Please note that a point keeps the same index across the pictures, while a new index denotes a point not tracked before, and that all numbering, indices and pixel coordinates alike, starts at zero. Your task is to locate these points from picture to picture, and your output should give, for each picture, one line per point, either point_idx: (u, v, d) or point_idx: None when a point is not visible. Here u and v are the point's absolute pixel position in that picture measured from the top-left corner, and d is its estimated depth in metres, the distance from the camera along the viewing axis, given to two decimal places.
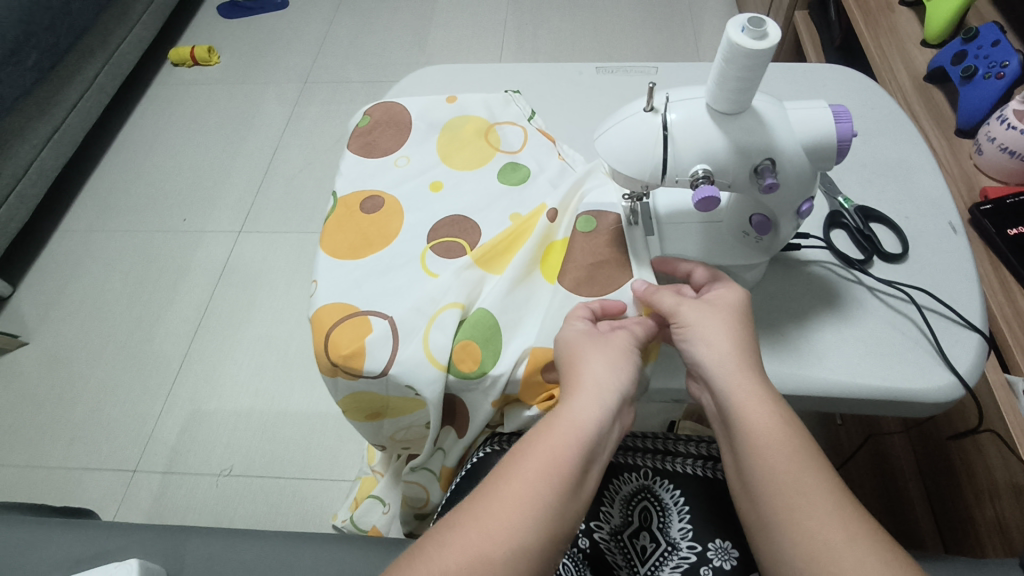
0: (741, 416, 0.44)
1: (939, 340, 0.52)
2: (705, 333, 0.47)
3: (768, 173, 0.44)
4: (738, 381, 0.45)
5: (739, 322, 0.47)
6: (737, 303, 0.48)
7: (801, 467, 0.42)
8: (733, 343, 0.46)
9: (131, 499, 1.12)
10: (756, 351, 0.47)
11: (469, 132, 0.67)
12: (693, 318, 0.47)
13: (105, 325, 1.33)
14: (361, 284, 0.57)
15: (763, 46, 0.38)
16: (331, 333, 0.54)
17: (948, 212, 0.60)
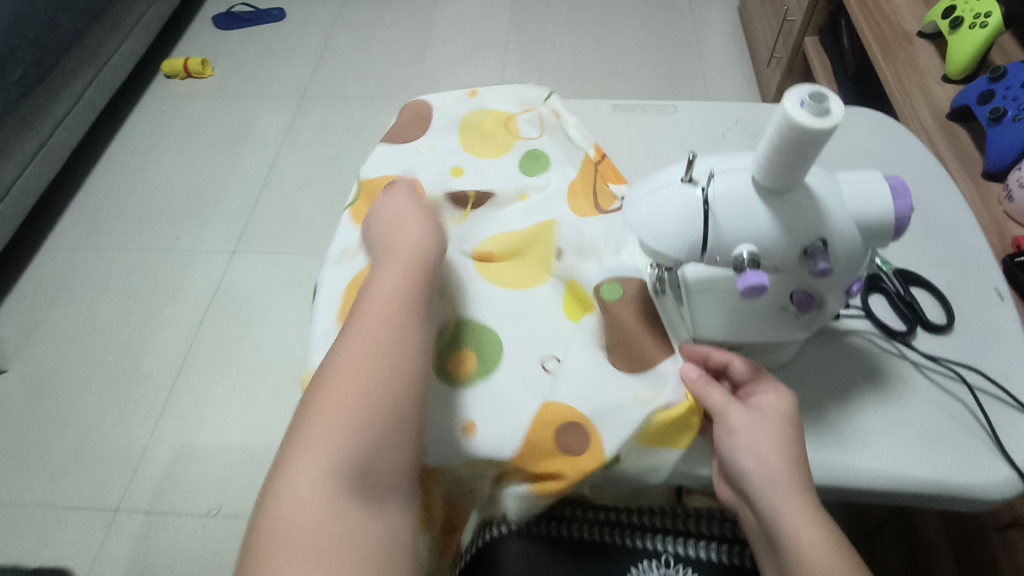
0: (794, 546, 0.39)
1: (994, 426, 0.49)
2: (754, 444, 0.42)
3: (820, 255, 0.40)
4: (790, 503, 0.40)
5: (791, 434, 0.43)
6: (788, 409, 0.44)
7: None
8: (784, 458, 0.42)
9: (112, 540, 1.06)
10: (807, 467, 0.43)
11: (490, 124, 0.66)
12: (740, 425, 0.44)
13: (87, 352, 1.27)
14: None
15: (825, 124, 0.34)
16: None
17: (992, 276, 0.57)
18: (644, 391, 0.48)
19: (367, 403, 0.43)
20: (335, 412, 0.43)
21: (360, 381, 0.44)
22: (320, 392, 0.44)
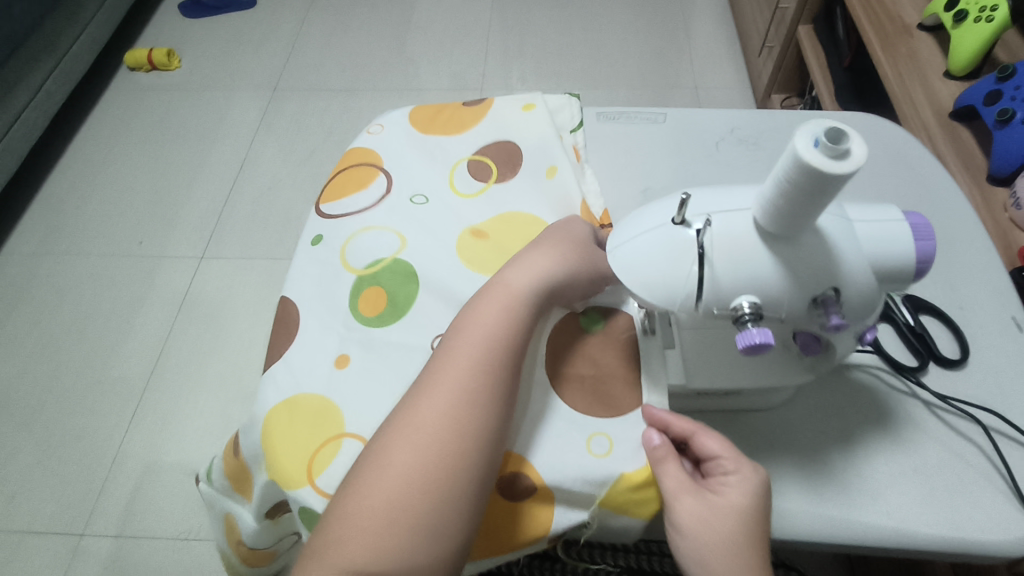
0: None
1: (1014, 476, 0.45)
2: (698, 541, 0.39)
3: (831, 307, 0.36)
4: None
5: (744, 529, 0.38)
6: (745, 499, 0.39)
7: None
8: (728, 560, 0.38)
9: (78, 566, 1.01)
10: (764, 561, 0.39)
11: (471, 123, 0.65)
12: (688, 518, 0.39)
13: (51, 364, 1.20)
14: (337, 385, 0.51)
15: (845, 169, 0.29)
16: (285, 441, 0.49)
17: (1009, 304, 0.52)
18: (599, 440, 0.44)
19: (428, 470, 0.39)
20: (403, 454, 0.39)
21: (432, 434, 0.40)
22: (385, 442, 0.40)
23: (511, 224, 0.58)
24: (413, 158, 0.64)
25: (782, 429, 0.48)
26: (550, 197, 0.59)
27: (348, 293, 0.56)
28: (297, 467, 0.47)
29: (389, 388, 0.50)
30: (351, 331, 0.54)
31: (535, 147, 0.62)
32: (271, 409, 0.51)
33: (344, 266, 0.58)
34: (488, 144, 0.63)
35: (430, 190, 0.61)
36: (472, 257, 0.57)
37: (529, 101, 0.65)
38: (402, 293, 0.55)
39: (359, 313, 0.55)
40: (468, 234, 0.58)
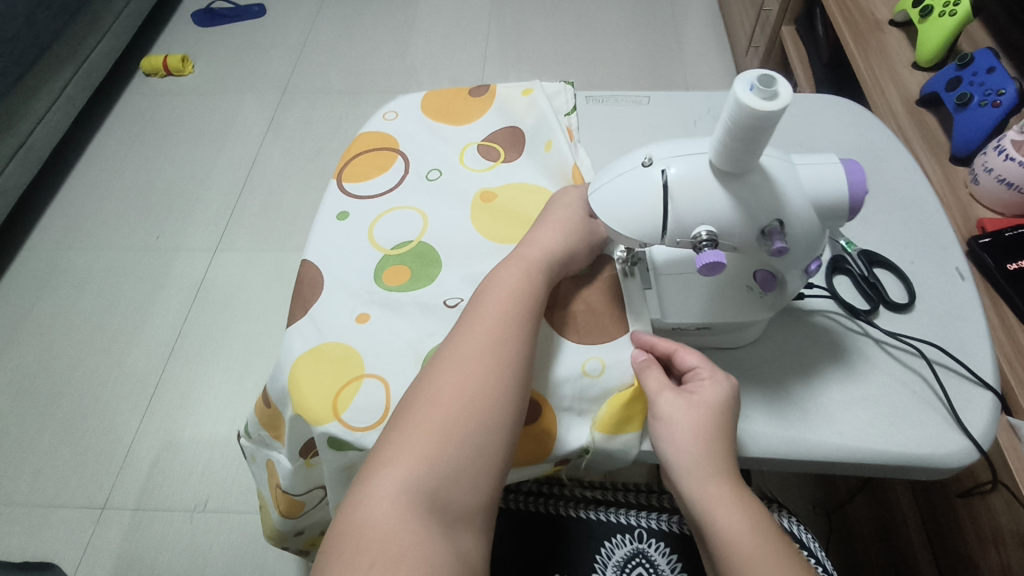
0: (705, 520, 0.42)
1: (952, 400, 0.50)
2: (673, 431, 0.45)
3: (776, 236, 0.42)
4: (700, 484, 0.43)
5: (715, 421, 0.45)
6: (716, 397, 0.46)
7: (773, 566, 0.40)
8: (697, 444, 0.44)
9: (99, 536, 1.06)
10: (729, 451, 0.45)
11: (477, 110, 0.71)
12: (665, 414, 0.46)
13: (73, 349, 1.26)
14: (359, 336, 0.55)
15: (774, 107, 0.35)
16: (312, 383, 0.52)
17: (954, 256, 0.58)
18: (592, 363, 0.51)
19: (469, 398, 0.45)
20: (448, 388, 0.45)
21: (474, 371, 0.46)
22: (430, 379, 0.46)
23: (517, 196, 0.64)
24: (426, 140, 0.70)
25: (747, 365, 0.53)
26: (549, 169, 0.65)
27: (376, 262, 0.60)
28: (324, 404, 0.51)
29: (405, 339, 0.54)
30: (372, 294, 0.58)
31: (534, 128, 0.68)
32: (297, 357, 0.54)
33: (370, 242, 0.62)
34: (494, 129, 0.70)
35: (444, 166, 0.68)
36: (484, 225, 0.62)
37: (529, 87, 0.71)
38: (421, 260, 0.60)
39: (384, 279, 0.59)
40: (479, 200, 0.65)
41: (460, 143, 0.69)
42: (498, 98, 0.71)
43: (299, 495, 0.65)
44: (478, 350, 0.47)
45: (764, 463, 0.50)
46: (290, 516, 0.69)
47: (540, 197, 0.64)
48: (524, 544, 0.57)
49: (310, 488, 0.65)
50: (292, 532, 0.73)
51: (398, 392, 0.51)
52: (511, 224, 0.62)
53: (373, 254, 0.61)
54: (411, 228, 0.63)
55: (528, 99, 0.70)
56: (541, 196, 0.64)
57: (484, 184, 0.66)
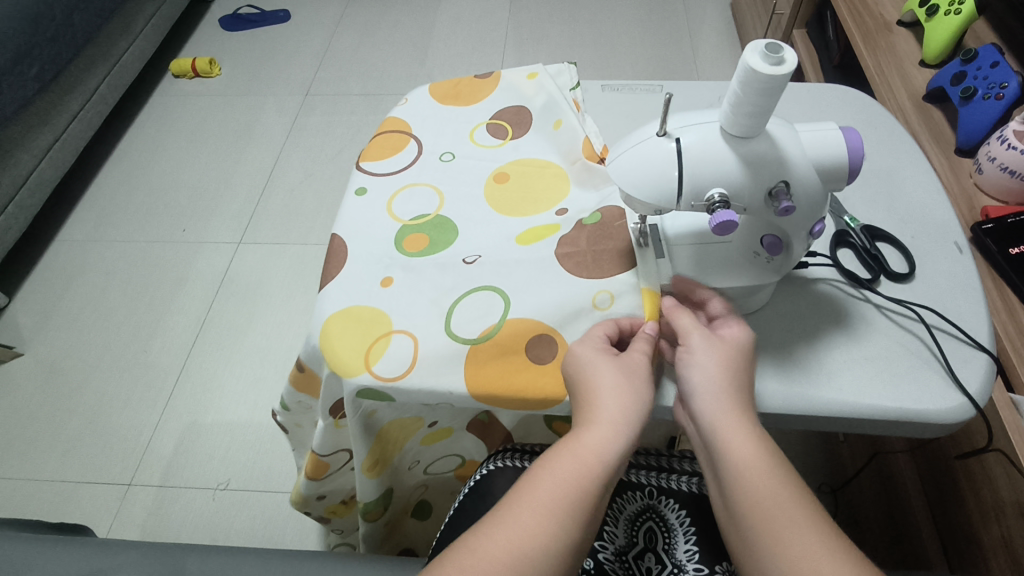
0: (724, 445, 0.45)
1: (948, 359, 0.53)
2: (701, 363, 0.48)
3: (783, 196, 0.45)
4: (723, 413, 0.46)
5: (738, 360, 0.49)
6: (743, 339, 0.50)
7: (786, 496, 0.43)
8: (725, 376, 0.48)
9: (125, 512, 1.09)
10: (749, 390, 0.48)
11: (487, 92, 0.75)
12: (695, 349, 0.49)
13: (102, 335, 1.30)
14: (385, 297, 0.58)
15: (781, 72, 0.39)
16: (343, 342, 0.55)
17: (953, 232, 0.61)
18: (603, 297, 0.56)
19: (551, 525, 0.42)
20: (531, 513, 0.43)
21: (560, 495, 0.43)
22: (513, 502, 0.44)
23: (527, 171, 0.68)
24: (438, 122, 0.73)
25: (754, 330, 0.56)
26: (560, 144, 0.69)
27: (395, 231, 0.64)
28: (356, 359, 0.54)
29: (428, 296, 0.58)
30: (394, 259, 0.61)
31: (543, 108, 0.72)
32: (327, 318, 0.58)
33: (390, 215, 0.65)
34: (501, 109, 0.73)
35: (457, 148, 0.71)
36: (496, 198, 0.66)
37: (534, 70, 0.75)
38: (439, 229, 0.64)
39: (404, 245, 0.63)
40: (492, 180, 0.67)
41: (469, 123, 0.73)
42: (503, 81, 0.75)
43: (324, 456, 0.67)
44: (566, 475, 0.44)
45: (770, 418, 0.53)
46: (314, 479, 0.72)
47: (549, 171, 0.68)
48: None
49: (336, 449, 0.67)
50: (314, 496, 0.76)
51: (427, 345, 0.55)
52: (523, 196, 0.66)
53: (392, 226, 0.64)
54: (428, 203, 0.66)
55: (535, 82, 0.74)
56: (550, 169, 0.68)
57: (496, 159, 0.69)
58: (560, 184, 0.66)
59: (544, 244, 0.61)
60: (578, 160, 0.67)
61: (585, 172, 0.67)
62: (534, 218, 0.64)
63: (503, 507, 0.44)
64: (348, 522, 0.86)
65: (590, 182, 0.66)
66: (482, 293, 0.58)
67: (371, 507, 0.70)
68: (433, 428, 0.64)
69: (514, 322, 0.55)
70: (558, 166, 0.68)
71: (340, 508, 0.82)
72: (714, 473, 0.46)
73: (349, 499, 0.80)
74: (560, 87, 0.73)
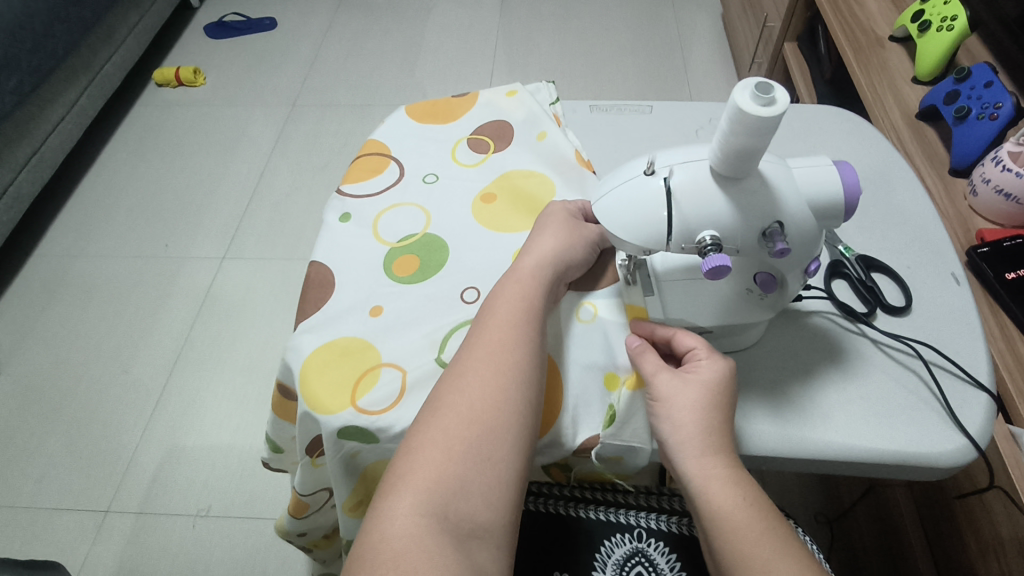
0: (701, 498, 0.44)
1: (947, 399, 0.51)
2: (671, 409, 0.47)
3: (777, 237, 0.44)
4: (696, 463, 0.45)
5: (713, 401, 0.46)
6: (716, 377, 0.47)
7: (771, 554, 0.41)
8: (695, 421, 0.46)
9: (103, 540, 1.06)
10: (727, 431, 0.46)
11: (464, 109, 0.74)
12: (664, 396, 0.47)
13: (81, 354, 1.27)
14: (370, 327, 0.56)
15: (772, 114, 0.37)
16: (325, 376, 0.53)
17: (949, 262, 0.59)
18: (586, 309, 0.57)
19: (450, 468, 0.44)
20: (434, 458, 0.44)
21: (457, 438, 0.44)
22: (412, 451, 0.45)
23: (514, 186, 0.66)
24: (418, 142, 0.71)
25: (747, 367, 0.54)
26: (546, 156, 0.68)
27: (383, 256, 0.62)
28: (339, 394, 0.52)
29: (416, 323, 0.56)
30: (380, 284, 0.59)
31: (525, 120, 0.71)
32: (310, 351, 0.55)
33: (376, 239, 0.63)
34: (482, 125, 0.72)
35: (440, 169, 0.68)
36: (485, 216, 0.64)
37: (512, 88, 0.74)
38: (429, 249, 0.62)
39: (394, 269, 0.61)
40: (479, 200, 0.65)
41: (451, 141, 0.71)
42: (482, 99, 0.74)
43: (305, 496, 0.65)
44: (464, 417, 0.45)
45: (764, 460, 0.51)
46: (296, 517, 0.69)
47: (534, 180, 0.66)
48: (522, 542, 0.57)
49: (316, 489, 0.65)
50: (297, 531, 0.73)
51: (415, 376, 0.53)
52: (513, 212, 0.64)
53: (379, 250, 0.62)
54: (414, 223, 0.64)
55: (515, 99, 0.73)
56: (536, 183, 0.66)
57: (481, 177, 0.67)
58: (547, 197, 0.65)
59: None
60: (573, 169, 0.66)
61: (577, 183, 0.66)
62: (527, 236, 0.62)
63: (405, 451, 0.45)
64: (334, 551, 0.83)
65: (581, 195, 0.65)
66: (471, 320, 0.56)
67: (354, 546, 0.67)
68: None
69: None
70: (545, 179, 0.66)
71: (326, 540, 0.79)
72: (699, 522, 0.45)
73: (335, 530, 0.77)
74: (540, 102, 0.73)
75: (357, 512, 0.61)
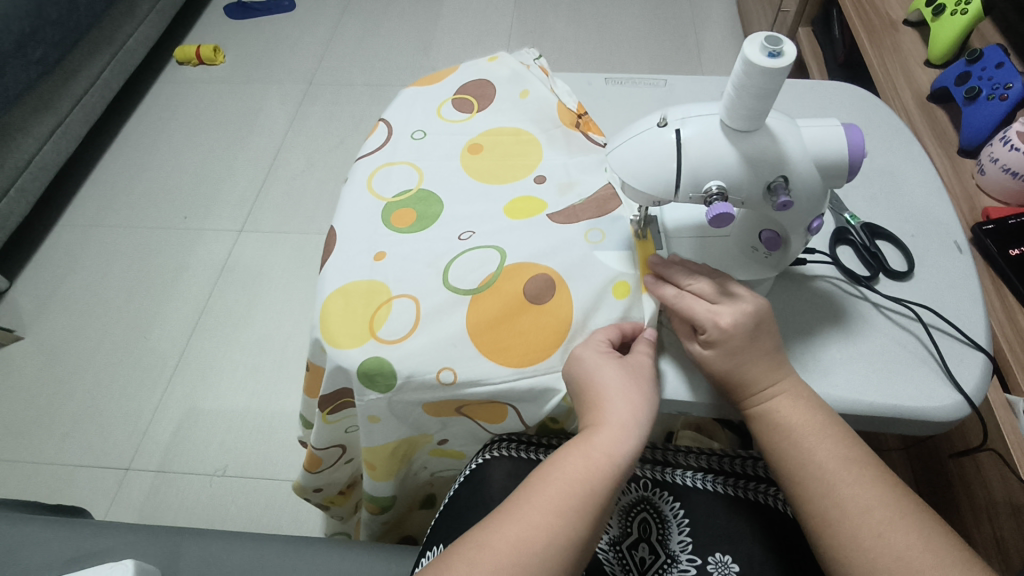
0: (771, 403, 0.49)
1: (944, 358, 0.53)
2: (733, 329, 0.50)
3: (781, 191, 0.46)
4: (758, 372, 0.50)
5: (761, 325, 0.50)
6: (757, 308, 0.51)
7: (836, 452, 0.47)
8: (753, 337, 0.50)
9: (122, 497, 1.09)
10: (776, 345, 0.51)
11: (450, 72, 0.75)
12: (725, 316, 0.50)
13: (102, 320, 1.31)
14: (379, 271, 0.58)
15: (779, 65, 0.39)
16: (342, 316, 0.55)
17: (953, 232, 0.61)
18: (594, 233, 0.59)
19: (551, 525, 0.45)
20: (544, 512, 0.45)
21: (559, 506, 0.45)
22: (520, 501, 0.46)
23: (499, 140, 0.67)
24: (408, 105, 0.72)
25: None
26: (530, 112, 0.69)
27: (380, 209, 0.63)
28: (357, 332, 0.54)
29: (424, 260, 0.58)
30: (382, 234, 0.61)
31: (509, 78, 0.72)
32: (326, 297, 0.57)
33: (372, 194, 0.65)
34: (466, 83, 0.72)
35: (427, 126, 0.70)
36: (474, 167, 0.66)
37: (495, 53, 0.75)
38: (424, 203, 0.63)
39: (393, 221, 0.62)
40: (466, 152, 0.67)
41: (436, 100, 0.72)
42: (466, 63, 0.75)
43: (319, 451, 0.68)
44: (569, 478, 0.46)
45: None
46: (310, 472, 0.72)
47: (517, 134, 0.68)
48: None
49: (330, 445, 0.68)
50: (312, 488, 0.76)
51: (428, 307, 0.55)
52: (501, 164, 0.66)
53: (376, 204, 0.64)
54: (408, 179, 0.65)
55: (497, 62, 0.74)
56: (521, 137, 0.67)
57: (466, 131, 0.69)
58: (532, 150, 0.67)
59: (534, 218, 0.60)
60: (557, 127, 0.68)
61: (562, 138, 0.67)
62: (517, 185, 0.64)
63: (510, 510, 0.46)
64: (347, 510, 0.86)
65: (564, 148, 0.67)
66: (480, 248, 0.58)
67: (374, 500, 0.70)
68: (441, 444, 0.64)
69: (511, 267, 0.56)
70: (530, 133, 0.68)
71: (340, 499, 0.83)
72: (757, 422, 0.50)
73: (349, 486, 0.80)
74: (522, 61, 0.74)
75: (380, 473, 0.65)
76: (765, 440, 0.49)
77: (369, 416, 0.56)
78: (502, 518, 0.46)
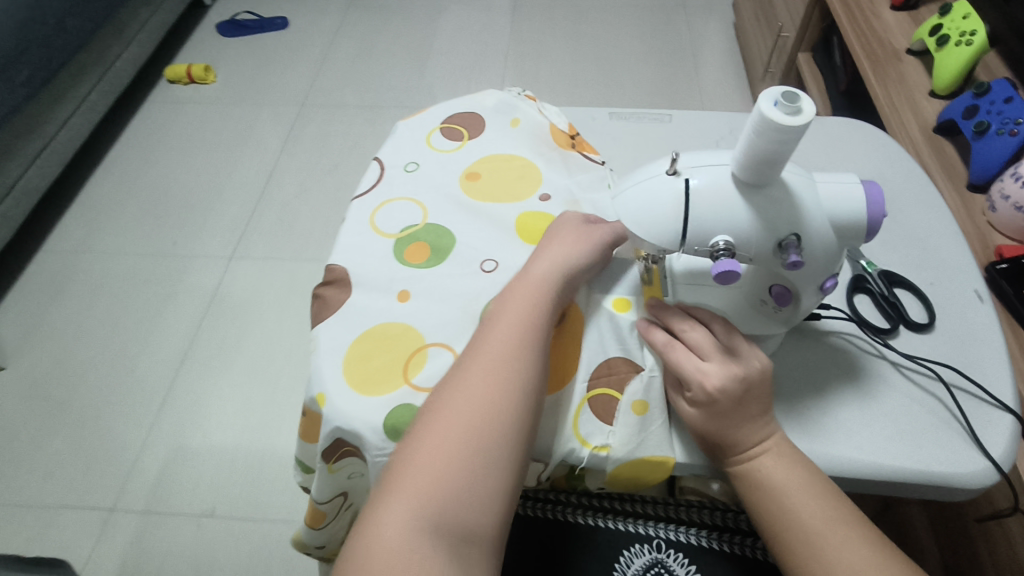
0: (763, 476, 0.46)
1: (970, 421, 0.50)
2: (722, 386, 0.47)
3: (793, 249, 0.43)
4: (749, 438, 0.47)
5: (753, 387, 0.48)
6: (755, 372, 0.48)
7: (837, 534, 0.44)
8: (740, 393, 0.47)
9: (106, 539, 1.05)
10: (766, 409, 0.48)
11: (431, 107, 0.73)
12: (714, 373, 0.48)
13: (88, 351, 1.27)
14: (400, 314, 0.55)
15: (797, 123, 0.37)
16: (371, 362, 0.52)
17: (972, 279, 0.59)
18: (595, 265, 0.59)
19: (425, 485, 0.42)
20: (423, 467, 0.43)
21: (431, 459, 0.43)
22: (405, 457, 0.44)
23: (496, 165, 0.65)
24: (394, 141, 0.70)
25: None
26: (524, 137, 0.68)
27: (392, 247, 0.60)
28: (390, 378, 0.51)
29: (456, 304, 0.56)
30: (398, 273, 0.58)
31: (495, 108, 0.71)
32: (351, 343, 0.54)
33: (376, 232, 0.61)
34: (453, 115, 0.71)
35: (419, 157, 0.67)
36: (477, 192, 0.63)
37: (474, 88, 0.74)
38: (435, 234, 0.61)
39: (406, 258, 0.59)
40: (465, 179, 0.65)
41: (423, 131, 0.70)
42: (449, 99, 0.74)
43: (321, 504, 0.63)
44: (442, 432, 0.44)
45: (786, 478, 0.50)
46: (313, 527, 0.67)
47: (515, 158, 0.66)
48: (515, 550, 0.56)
49: (333, 496, 0.62)
50: (315, 544, 0.71)
51: None
52: (504, 187, 0.64)
53: (384, 243, 0.60)
54: (413, 214, 0.62)
55: (483, 94, 0.73)
56: (517, 161, 0.66)
57: (460, 160, 0.66)
58: (532, 173, 0.65)
59: None
60: (554, 150, 0.67)
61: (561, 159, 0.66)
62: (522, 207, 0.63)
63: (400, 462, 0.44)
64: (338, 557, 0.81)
65: (563, 168, 0.66)
66: None
67: None
68: None
69: None
70: (528, 157, 0.66)
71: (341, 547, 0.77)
72: (750, 495, 0.47)
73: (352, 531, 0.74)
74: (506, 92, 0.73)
75: None
76: (752, 502, 0.47)
77: (372, 479, 0.51)
78: (386, 477, 0.44)
